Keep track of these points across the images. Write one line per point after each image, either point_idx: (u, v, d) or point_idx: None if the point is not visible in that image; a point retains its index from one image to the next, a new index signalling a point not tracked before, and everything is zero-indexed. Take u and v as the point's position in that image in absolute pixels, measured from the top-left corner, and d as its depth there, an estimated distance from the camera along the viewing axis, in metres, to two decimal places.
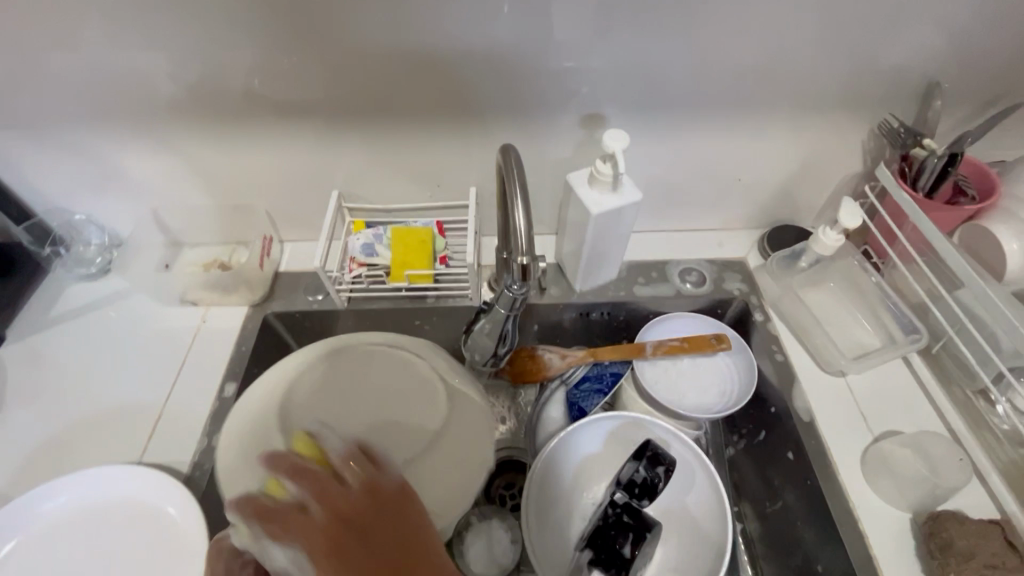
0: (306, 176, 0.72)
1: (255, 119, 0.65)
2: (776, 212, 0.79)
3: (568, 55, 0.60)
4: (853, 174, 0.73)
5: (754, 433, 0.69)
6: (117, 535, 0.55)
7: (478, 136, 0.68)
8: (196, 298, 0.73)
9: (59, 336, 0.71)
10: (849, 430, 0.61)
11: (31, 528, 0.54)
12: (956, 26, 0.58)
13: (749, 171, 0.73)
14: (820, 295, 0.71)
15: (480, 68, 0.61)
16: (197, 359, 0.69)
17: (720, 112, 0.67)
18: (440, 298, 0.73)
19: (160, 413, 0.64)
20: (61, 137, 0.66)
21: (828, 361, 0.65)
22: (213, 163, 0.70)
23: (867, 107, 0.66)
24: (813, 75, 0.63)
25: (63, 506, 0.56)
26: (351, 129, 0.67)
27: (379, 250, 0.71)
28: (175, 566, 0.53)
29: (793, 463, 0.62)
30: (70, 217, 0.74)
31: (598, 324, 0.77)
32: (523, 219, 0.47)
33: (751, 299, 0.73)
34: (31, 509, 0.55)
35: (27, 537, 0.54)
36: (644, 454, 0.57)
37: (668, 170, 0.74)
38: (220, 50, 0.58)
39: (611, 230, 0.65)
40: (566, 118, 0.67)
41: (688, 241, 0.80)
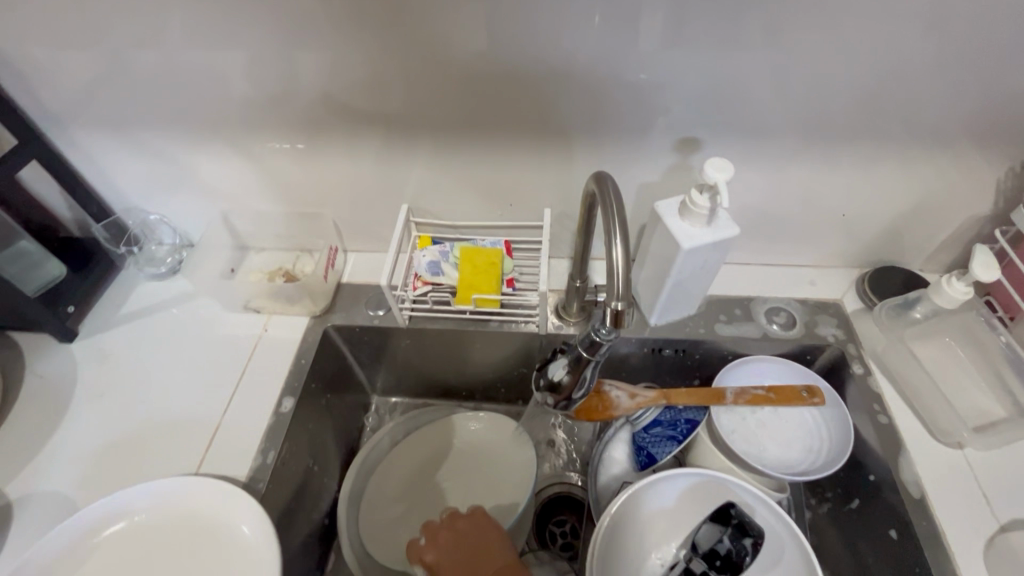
0: (375, 187, 0.70)
1: (328, 128, 0.63)
2: (880, 251, 0.71)
3: (666, 72, 0.55)
4: (979, 215, 0.64)
5: (845, 500, 0.62)
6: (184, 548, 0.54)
7: (556, 155, 0.64)
8: (258, 306, 0.72)
9: (127, 334, 0.72)
10: (968, 512, 0.53)
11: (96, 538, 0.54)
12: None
13: (853, 206, 0.66)
14: (933, 350, 0.63)
15: (566, 84, 0.57)
16: (256, 369, 0.68)
17: (831, 140, 0.60)
18: (503, 324, 0.69)
19: (217, 425, 0.63)
20: (141, 139, 0.66)
21: (942, 430, 0.57)
22: (284, 171, 0.69)
23: (1007, 142, 0.58)
24: (945, 104, 0.55)
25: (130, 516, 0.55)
26: (424, 142, 0.64)
27: (445, 269, 0.67)
28: None
29: (896, 544, 0.55)
30: (145, 217, 0.76)
31: (670, 362, 0.71)
32: (621, 256, 0.42)
33: (848, 348, 0.65)
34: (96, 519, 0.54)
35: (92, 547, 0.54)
36: (729, 521, 0.52)
37: (761, 201, 0.67)
38: (299, 57, 0.56)
39: (698, 267, 0.59)
40: (655, 140, 0.62)
41: (775, 277, 0.73)
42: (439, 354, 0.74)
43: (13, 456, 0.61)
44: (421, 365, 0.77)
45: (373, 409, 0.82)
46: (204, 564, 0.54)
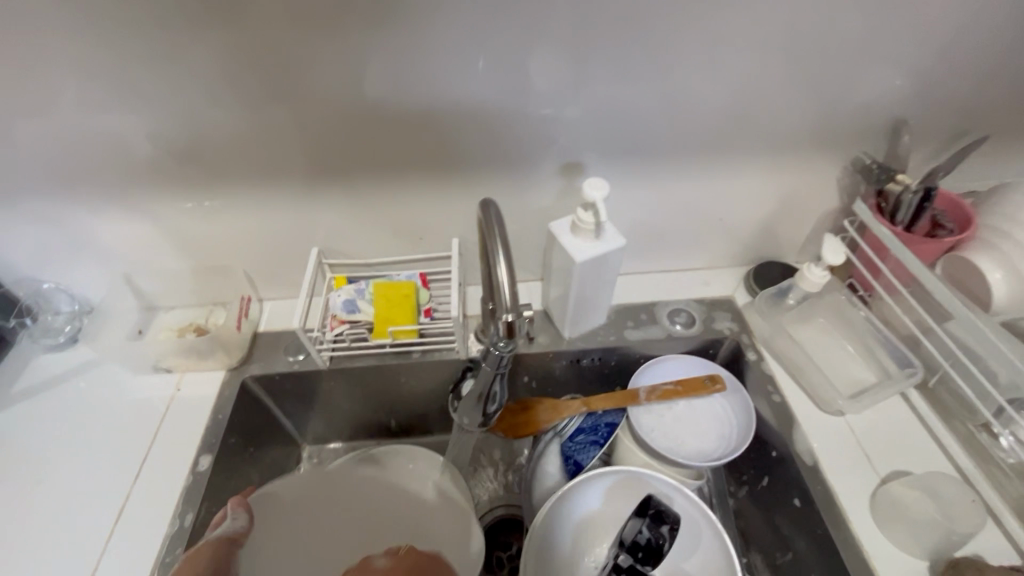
0: (285, 234, 0.71)
1: (232, 179, 0.64)
2: (761, 248, 0.79)
3: (545, 107, 0.61)
4: (831, 210, 0.74)
5: (757, 479, 0.67)
6: None
7: (459, 187, 0.68)
8: (169, 365, 0.70)
9: (23, 413, 0.67)
10: (854, 472, 0.59)
11: None
12: (926, 61, 0.60)
13: (729, 211, 0.74)
14: (811, 331, 0.70)
15: (456, 122, 0.61)
16: (169, 432, 0.65)
17: (698, 155, 0.67)
18: (426, 352, 0.71)
19: (128, 495, 0.60)
20: (28, 207, 0.64)
21: (824, 401, 0.63)
22: (190, 226, 0.69)
23: (840, 146, 0.67)
24: (786, 118, 0.64)
25: None
26: (330, 184, 0.66)
27: (361, 306, 0.68)
28: None
29: (800, 511, 0.59)
30: (37, 286, 0.72)
31: (590, 371, 0.75)
32: (504, 272, 0.45)
33: (742, 338, 0.72)
34: None
35: None
36: (647, 511, 0.54)
37: (650, 214, 0.74)
38: (195, 113, 0.57)
39: (595, 278, 0.64)
40: (546, 167, 0.67)
41: (675, 282, 0.80)
42: (368, 390, 0.75)
43: None
44: (350, 405, 0.77)
45: (306, 457, 0.80)
46: None
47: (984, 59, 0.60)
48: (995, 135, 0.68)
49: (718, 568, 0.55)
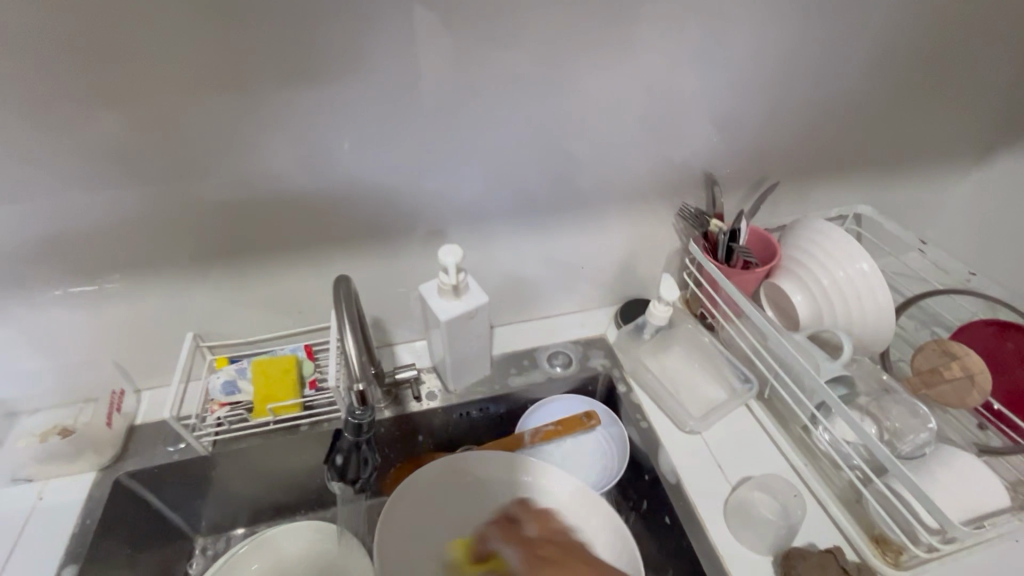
0: (160, 321, 0.70)
1: (94, 272, 0.64)
2: (626, 288, 0.88)
3: (404, 185, 0.67)
4: (677, 250, 0.85)
5: (640, 502, 0.73)
6: None
7: (335, 260, 0.72)
8: (30, 473, 0.66)
9: None
10: (711, 483, 0.65)
11: None
12: (719, 124, 0.72)
13: (591, 259, 0.82)
14: (671, 358, 0.79)
15: (323, 205, 0.66)
16: (31, 546, 0.61)
17: (553, 215, 0.76)
18: (314, 423, 0.71)
19: None
20: None
21: (681, 421, 0.70)
22: (52, 323, 0.67)
23: (670, 197, 0.78)
24: (620, 177, 0.74)
25: None
26: (201, 269, 0.68)
27: (241, 386, 0.69)
28: None
29: (670, 526, 0.65)
30: None
31: (482, 421, 0.79)
32: (350, 348, 0.52)
33: (613, 372, 0.79)
34: None
35: None
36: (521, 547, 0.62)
37: (520, 270, 0.81)
38: (52, 214, 0.58)
39: (467, 332, 0.69)
40: (415, 236, 0.72)
41: (554, 327, 0.86)
42: (260, 470, 0.75)
43: None
44: (243, 486, 0.76)
45: (200, 551, 0.77)
46: None
47: (764, 120, 0.74)
48: (789, 177, 0.82)
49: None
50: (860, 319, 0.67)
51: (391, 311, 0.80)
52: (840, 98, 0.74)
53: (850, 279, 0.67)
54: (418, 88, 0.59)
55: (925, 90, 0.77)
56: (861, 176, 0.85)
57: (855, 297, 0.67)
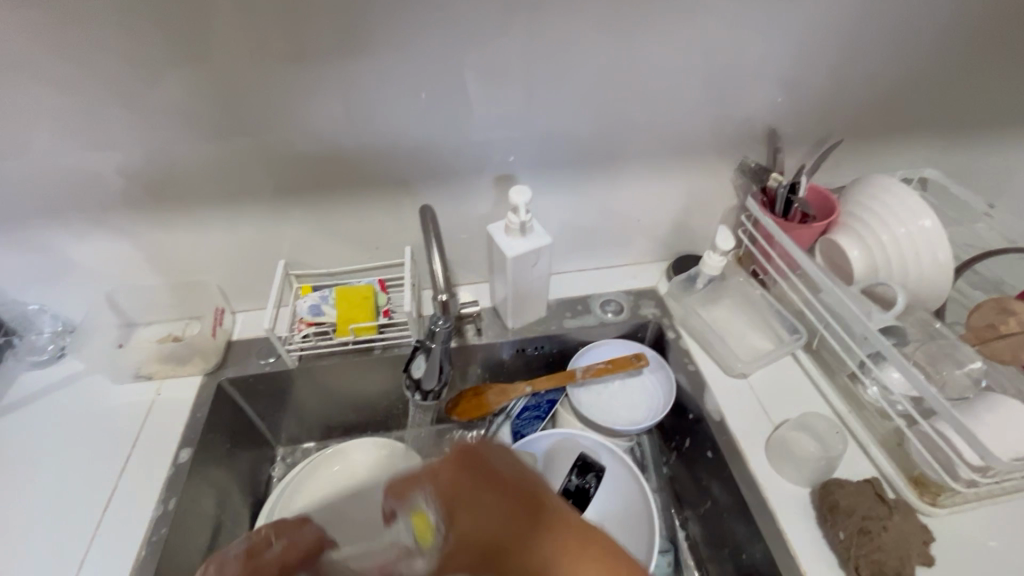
0: (256, 250, 0.79)
1: (203, 201, 0.72)
2: (678, 243, 0.91)
3: (477, 131, 0.71)
4: (733, 207, 0.86)
5: (682, 442, 0.77)
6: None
7: (411, 201, 0.78)
8: (150, 372, 0.77)
9: (12, 424, 0.73)
10: (754, 421, 0.69)
11: None
12: (786, 79, 0.73)
13: (647, 213, 0.85)
14: (720, 309, 0.82)
15: (402, 147, 0.71)
16: (152, 429, 0.72)
17: (615, 165, 0.79)
18: (386, 347, 0.80)
19: (115, 485, 0.66)
20: (19, 235, 0.71)
21: (729, 365, 0.74)
22: (164, 245, 0.76)
23: (731, 152, 0.80)
24: (682, 132, 0.76)
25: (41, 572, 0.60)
26: (291, 203, 0.75)
27: (325, 310, 0.77)
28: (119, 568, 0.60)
29: (711, 460, 0.70)
30: (24, 308, 0.78)
31: (536, 358, 0.85)
32: (439, 266, 0.59)
33: (664, 320, 0.83)
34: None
35: None
36: (575, 464, 0.67)
37: (578, 219, 0.84)
38: (173, 148, 0.66)
39: (529, 272, 0.75)
40: (484, 181, 0.77)
41: (607, 277, 0.90)
42: (336, 388, 0.83)
43: None
44: (321, 402, 0.85)
45: (280, 458, 0.87)
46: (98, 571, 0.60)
47: (832, 77, 0.74)
48: (855, 136, 0.82)
49: (640, 505, 0.65)
50: (916, 275, 0.68)
51: (456, 253, 0.86)
52: (915, 55, 0.73)
53: (910, 235, 0.68)
54: (498, 38, 0.63)
55: (1009, 48, 0.74)
56: (931, 136, 0.83)
57: (913, 253, 0.68)
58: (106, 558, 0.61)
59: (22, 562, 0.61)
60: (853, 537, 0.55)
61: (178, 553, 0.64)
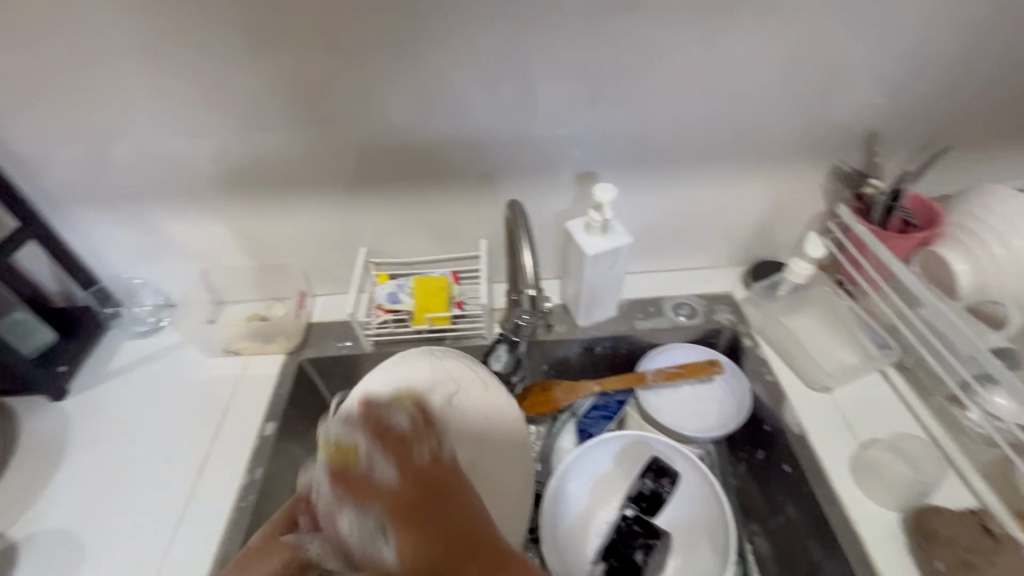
0: (339, 238, 0.82)
1: (295, 188, 0.76)
2: (757, 249, 0.88)
3: (561, 127, 0.71)
4: (820, 213, 0.82)
5: (753, 453, 0.74)
6: (192, 534, 0.64)
7: (489, 195, 0.78)
8: (237, 348, 0.81)
9: (116, 388, 0.79)
10: (840, 438, 0.67)
11: (106, 547, 0.63)
12: (893, 80, 0.69)
13: (727, 216, 0.83)
14: (802, 319, 0.79)
15: (485, 140, 0.72)
16: (240, 402, 0.76)
17: (700, 165, 0.77)
18: (457, 338, 0.81)
19: (207, 451, 0.71)
20: (132, 214, 0.77)
21: (813, 379, 0.72)
22: (255, 228, 0.80)
23: (824, 156, 0.76)
24: (772, 134, 0.73)
25: (142, 526, 0.65)
26: (375, 192, 0.77)
27: (402, 298, 0.80)
28: (210, 529, 0.64)
29: (789, 475, 0.67)
30: (129, 282, 0.84)
31: (603, 358, 0.84)
32: (530, 261, 0.65)
33: (740, 327, 0.80)
34: (113, 531, 0.64)
35: (104, 554, 0.63)
36: (649, 467, 0.66)
37: (655, 220, 0.83)
38: (271, 136, 0.70)
39: (605, 270, 0.74)
40: (563, 178, 0.77)
41: (680, 280, 0.88)
42: None
43: (11, 506, 0.67)
44: None
45: None
46: (194, 528, 0.64)
47: (944, 77, 0.69)
48: (964, 142, 0.76)
49: (716, 513, 0.63)
50: None
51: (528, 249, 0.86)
52: None
53: None
54: (591, 32, 0.63)
55: None
56: None
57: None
58: (198, 517, 0.65)
59: (126, 515, 0.66)
60: (953, 568, 0.53)
61: (263, 521, 0.67)
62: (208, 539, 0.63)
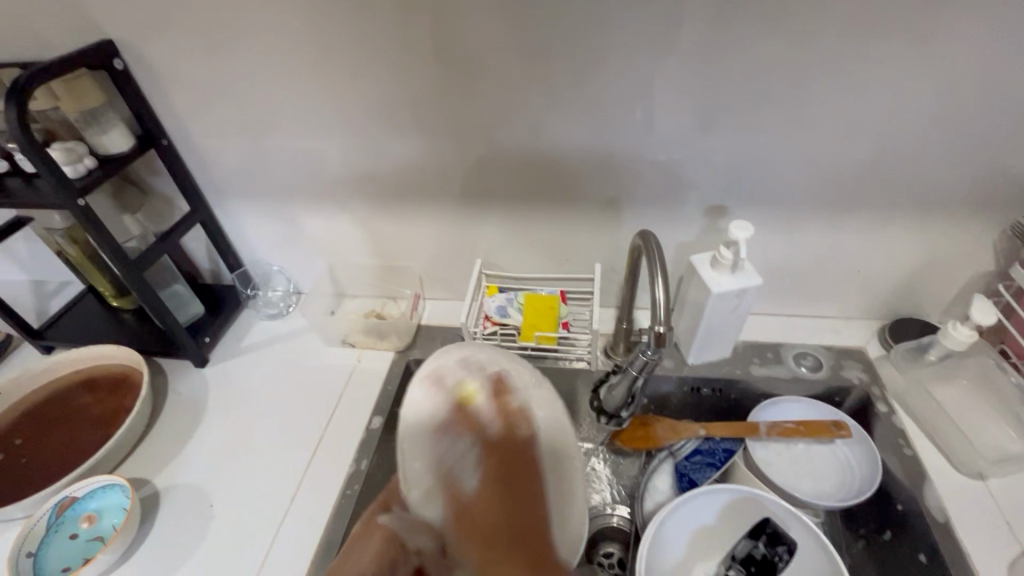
0: (457, 247, 0.85)
1: (424, 197, 0.79)
2: (901, 304, 0.79)
3: (697, 157, 0.69)
4: (986, 273, 0.73)
5: (877, 533, 0.66)
6: (301, 512, 0.68)
7: (610, 220, 0.77)
8: (353, 341, 0.87)
9: (247, 363, 0.87)
10: (995, 537, 0.58)
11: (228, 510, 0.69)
12: None
13: (870, 265, 0.75)
14: (952, 391, 0.70)
15: (614, 165, 0.71)
16: (352, 392, 0.81)
17: (847, 208, 0.70)
18: (558, 359, 0.80)
19: (320, 435, 0.76)
20: (280, 208, 0.85)
21: (964, 462, 0.63)
22: (382, 230, 0.85)
23: (1002, 210, 0.67)
24: (939, 181, 0.66)
25: (259, 496, 0.70)
26: (497, 207, 0.79)
27: (511, 312, 0.80)
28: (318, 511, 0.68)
29: (925, 566, 0.59)
30: (268, 269, 0.93)
31: (708, 400, 0.80)
32: (662, 294, 0.57)
33: (873, 389, 0.72)
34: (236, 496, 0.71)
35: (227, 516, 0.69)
36: (763, 532, 0.60)
37: (784, 261, 0.77)
38: (410, 148, 0.74)
39: (727, 310, 0.70)
40: (690, 210, 0.74)
41: (804, 328, 0.82)
42: None
43: (157, 457, 0.75)
44: None
45: None
46: (304, 507, 0.69)
47: None
48: None
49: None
50: None
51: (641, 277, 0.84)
52: None
53: None
54: (744, 63, 0.60)
55: None
56: None
57: None
58: (308, 496, 0.70)
59: (247, 482, 0.72)
60: None
61: None
62: (315, 520, 0.67)
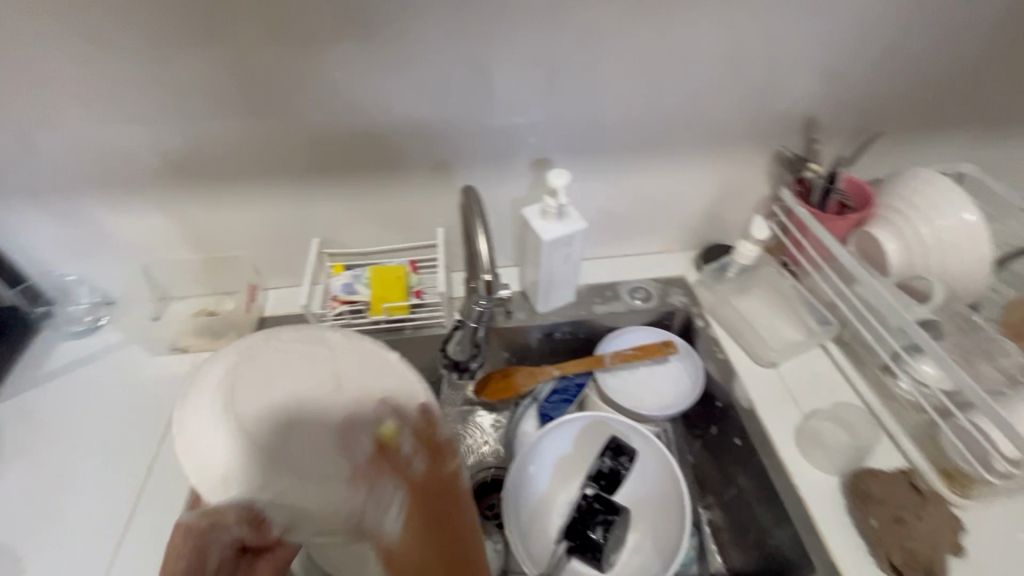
0: (290, 228, 0.80)
1: (240, 177, 0.73)
2: (708, 233, 0.91)
3: (513, 113, 0.71)
4: (765, 197, 0.86)
5: (707, 429, 0.76)
6: (140, 539, 0.61)
7: (444, 183, 0.78)
8: (185, 345, 0.78)
9: (52, 392, 0.74)
10: (784, 411, 0.70)
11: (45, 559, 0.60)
12: (829, 68, 0.72)
13: (678, 201, 0.85)
14: (749, 300, 0.82)
15: (437, 127, 0.71)
16: None
17: (651, 151, 0.78)
18: (417, 328, 0.80)
19: (154, 454, 0.68)
20: (60, 208, 0.72)
21: (760, 355, 0.75)
22: (198, 220, 0.76)
23: (768, 141, 0.79)
24: (718, 121, 0.76)
25: (84, 534, 0.62)
26: (325, 181, 0.75)
27: (358, 288, 0.79)
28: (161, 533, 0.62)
29: (740, 448, 0.70)
30: (61, 280, 0.79)
31: (562, 343, 0.85)
32: (484, 247, 0.65)
33: (692, 309, 0.83)
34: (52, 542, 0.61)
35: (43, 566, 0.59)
36: (608, 447, 0.68)
37: (609, 206, 0.84)
38: (209, 124, 0.66)
39: (561, 256, 0.75)
40: (518, 165, 0.77)
41: (635, 265, 0.90)
42: None
43: None
44: None
45: None
46: (142, 533, 0.62)
47: (874, 66, 0.73)
48: (895, 127, 0.81)
49: (670, 488, 0.65)
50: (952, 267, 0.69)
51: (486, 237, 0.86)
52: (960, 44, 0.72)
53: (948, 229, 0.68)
54: (539, 18, 0.63)
55: None
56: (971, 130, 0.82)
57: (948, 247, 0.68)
58: (148, 521, 0.63)
59: (65, 523, 0.63)
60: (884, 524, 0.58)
61: None
62: (159, 542, 0.61)
